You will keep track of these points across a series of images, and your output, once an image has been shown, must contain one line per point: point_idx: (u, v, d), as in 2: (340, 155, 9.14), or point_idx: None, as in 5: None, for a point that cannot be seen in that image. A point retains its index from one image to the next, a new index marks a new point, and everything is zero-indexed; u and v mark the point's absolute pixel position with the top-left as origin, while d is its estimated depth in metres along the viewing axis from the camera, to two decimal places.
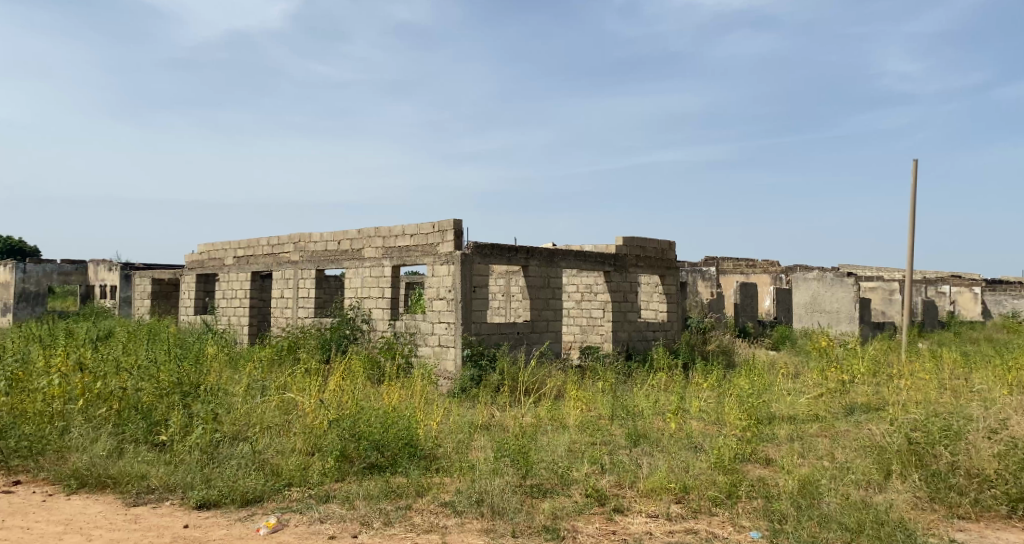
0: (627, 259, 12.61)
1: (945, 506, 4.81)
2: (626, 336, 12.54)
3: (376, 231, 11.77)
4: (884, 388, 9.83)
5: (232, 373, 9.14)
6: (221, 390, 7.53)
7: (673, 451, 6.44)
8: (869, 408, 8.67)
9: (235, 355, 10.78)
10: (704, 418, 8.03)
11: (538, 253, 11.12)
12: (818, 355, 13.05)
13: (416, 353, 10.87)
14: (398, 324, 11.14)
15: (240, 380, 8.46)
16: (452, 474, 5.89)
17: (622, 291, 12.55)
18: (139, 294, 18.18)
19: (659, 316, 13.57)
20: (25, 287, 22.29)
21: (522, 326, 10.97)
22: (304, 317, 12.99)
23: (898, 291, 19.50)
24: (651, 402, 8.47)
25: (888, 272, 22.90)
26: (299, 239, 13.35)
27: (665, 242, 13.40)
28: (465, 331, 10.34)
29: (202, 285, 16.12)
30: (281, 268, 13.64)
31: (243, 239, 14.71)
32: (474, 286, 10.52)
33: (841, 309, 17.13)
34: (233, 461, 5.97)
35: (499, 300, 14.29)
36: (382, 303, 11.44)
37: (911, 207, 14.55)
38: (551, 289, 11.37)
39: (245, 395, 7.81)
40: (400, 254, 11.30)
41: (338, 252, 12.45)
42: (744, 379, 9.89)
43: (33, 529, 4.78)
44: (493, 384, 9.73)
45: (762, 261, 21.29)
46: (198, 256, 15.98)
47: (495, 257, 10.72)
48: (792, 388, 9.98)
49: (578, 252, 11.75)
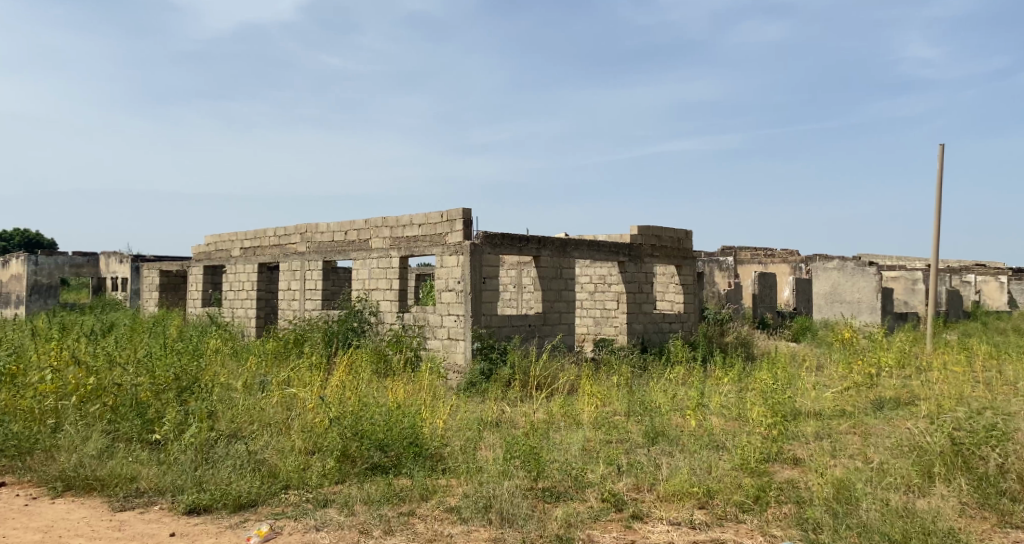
0: (642, 249, 12.21)
1: (997, 514, 4.38)
2: (640, 328, 12.17)
3: (384, 221, 11.42)
4: (912, 382, 9.41)
5: (235, 367, 8.84)
6: (220, 387, 7.23)
7: (696, 451, 6.06)
8: (899, 402, 8.28)
9: (239, 349, 10.46)
10: (726, 417, 7.66)
11: (550, 244, 10.75)
12: (840, 346, 12.63)
13: (425, 347, 10.53)
14: (406, 316, 10.80)
15: (242, 375, 8.16)
16: (459, 476, 5.55)
17: (638, 281, 12.16)
18: (147, 286, 17.95)
19: (675, 308, 13.17)
20: (37, 279, 22.19)
21: (534, 318, 10.60)
22: (311, 309, 12.68)
23: (921, 280, 19.01)
24: (669, 397, 8.09)
25: (910, 261, 22.43)
26: (306, 230, 13.05)
27: (681, 231, 12.99)
28: (475, 324, 9.98)
29: (209, 277, 15.86)
30: (288, 259, 13.35)
31: (250, 230, 14.42)
32: (483, 277, 10.15)
33: (862, 299, 16.68)
34: (228, 462, 5.65)
35: (510, 292, 13.94)
36: (390, 295, 11.10)
37: (937, 192, 14.07)
38: (564, 279, 10.99)
39: (245, 392, 7.51)
40: (408, 245, 10.96)
41: (345, 242, 12.14)
42: (766, 372, 9.49)
43: (8, 538, 4.47)
44: (504, 378, 9.36)
45: (780, 249, 20.81)
46: (205, 249, 15.69)
47: (506, 247, 10.36)
48: (816, 382, 9.58)
49: (592, 242, 11.35)
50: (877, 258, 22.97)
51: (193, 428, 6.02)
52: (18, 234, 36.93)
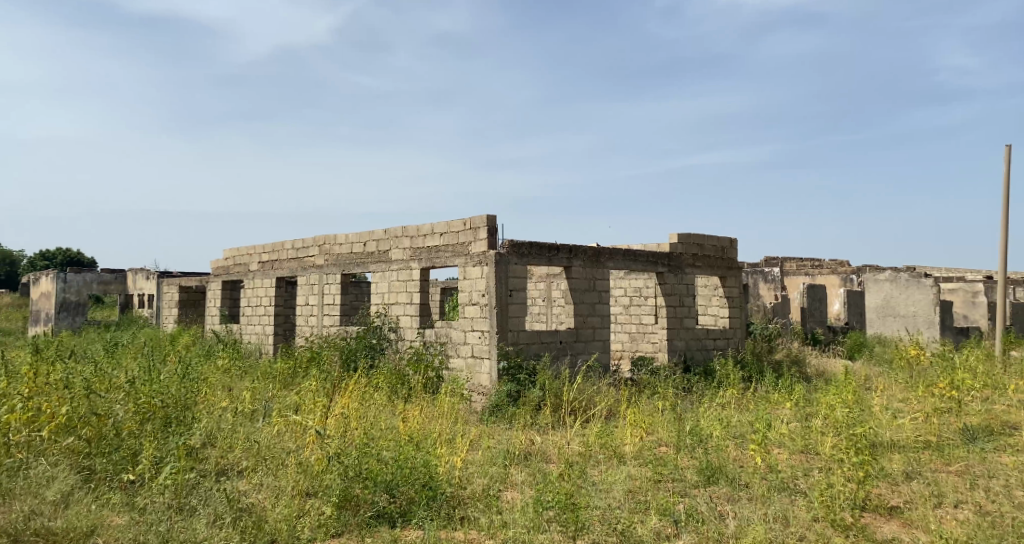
0: (682, 259, 11.22)
1: None
2: (682, 345, 11.12)
3: (404, 230, 10.55)
4: (999, 409, 8.34)
5: (242, 387, 7.95)
6: (214, 412, 6.26)
7: (768, 505, 5.07)
8: (991, 434, 7.22)
9: (249, 369, 9.57)
10: (793, 451, 6.68)
11: (582, 253, 9.81)
12: (904, 366, 11.48)
13: (447, 366, 9.60)
14: (428, 333, 9.89)
15: (249, 397, 7.29)
16: (480, 529, 4.61)
17: (678, 294, 11.13)
18: (166, 303, 17.26)
19: (719, 323, 12.07)
20: (66, 297, 21.60)
21: (566, 334, 9.61)
22: (329, 326, 11.84)
23: (982, 292, 17.77)
24: (724, 427, 7.11)
25: (969, 272, 21.13)
26: (323, 242, 12.25)
27: (726, 239, 11.97)
28: (501, 341, 9.03)
29: (228, 292, 15.14)
30: (305, 272, 12.55)
31: (268, 243, 13.66)
32: (510, 289, 9.21)
33: (918, 312, 15.46)
34: (206, 509, 4.66)
35: (540, 306, 13.00)
36: (411, 309, 10.21)
37: (1006, 196, 12.92)
38: (598, 292, 10.00)
39: (247, 418, 6.60)
40: (430, 255, 10.08)
41: (364, 254, 11.31)
42: (830, 396, 8.45)
43: None
44: (534, 402, 8.35)
45: (829, 260, 19.60)
46: (224, 263, 14.96)
47: (534, 256, 9.45)
48: (888, 407, 8.50)
49: (627, 251, 10.39)
50: (933, 269, 21.67)
51: (169, 463, 4.98)
52: (54, 254, 36.83)
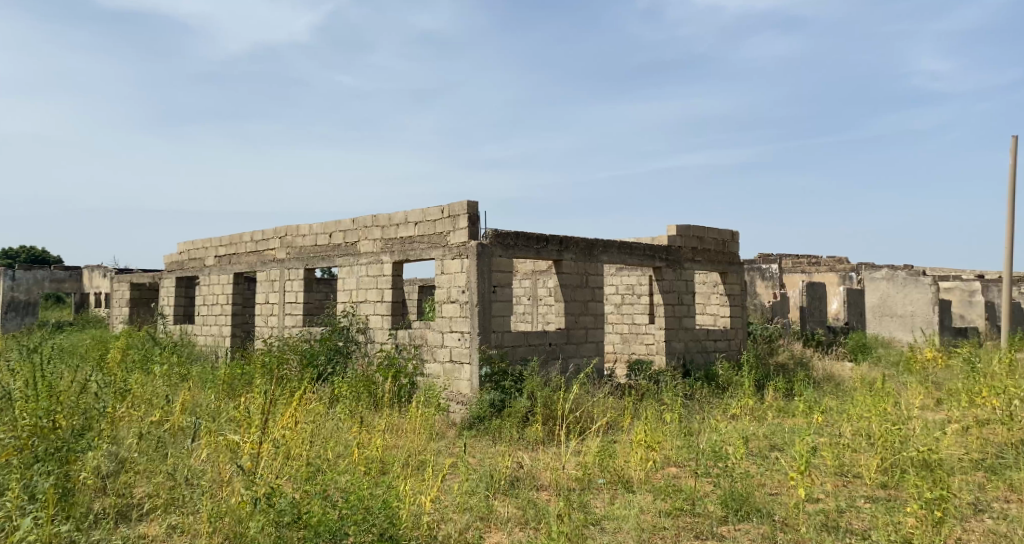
0: (681, 253, 10.15)
1: None
2: (681, 347, 10.04)
3: (374, 219, 9.38)
4: None
5: (181, 395, 6.78)
6: (124, 430, 5.05)
7: None
8: None
9: (194, 375, 8.36)
10: (830, 475, 5.68)
11: (573, 245, 8.71)
12: (918, 371, 10.52)
13: (422, 373, 8.45)
14: (400, 334, 8.72)
15: (187, 407, 6.14)
16: None
17: (677, 291, 10.05)
18: (117, 301, 15.87)
19: (719, 323, 11.01)
20: (14, 295, 20.03)
21: (555, 335, 8.49)
22: (292, 326, 10.63)
23: (979, 291, 16.98)
24: (747, 446, 6.09)
25: (966, 272, 20.38)
26: (285, 233, 11.02)
27: (727, 232, 10.97)
28: (483, 343, 7.90)
29: (183, 290, 13.81)
30: (265, 267, 11.32)
31: (225, 236, 12.44)
32: (493, 285, 8.09)
33: (917, 312, 14.58)
34: None
35: (524, 305, 11.91)
36: (381, 308, 9.04)
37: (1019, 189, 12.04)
38: (591, 289, 8.93)
39: (175, 434, 5.45)
40: (402, 247, 8.94)
41: (329, 247, 10.12)
42: (856, 405, 7.46)
43: None
44: (521, 413, 7.21)
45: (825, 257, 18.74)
46: (178, 258, 13.67)
47: (522, 248, 8.33)
48: (919, 416, 7.53)
49: (623, 243, 9.30)
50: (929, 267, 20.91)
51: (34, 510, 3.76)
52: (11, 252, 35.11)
